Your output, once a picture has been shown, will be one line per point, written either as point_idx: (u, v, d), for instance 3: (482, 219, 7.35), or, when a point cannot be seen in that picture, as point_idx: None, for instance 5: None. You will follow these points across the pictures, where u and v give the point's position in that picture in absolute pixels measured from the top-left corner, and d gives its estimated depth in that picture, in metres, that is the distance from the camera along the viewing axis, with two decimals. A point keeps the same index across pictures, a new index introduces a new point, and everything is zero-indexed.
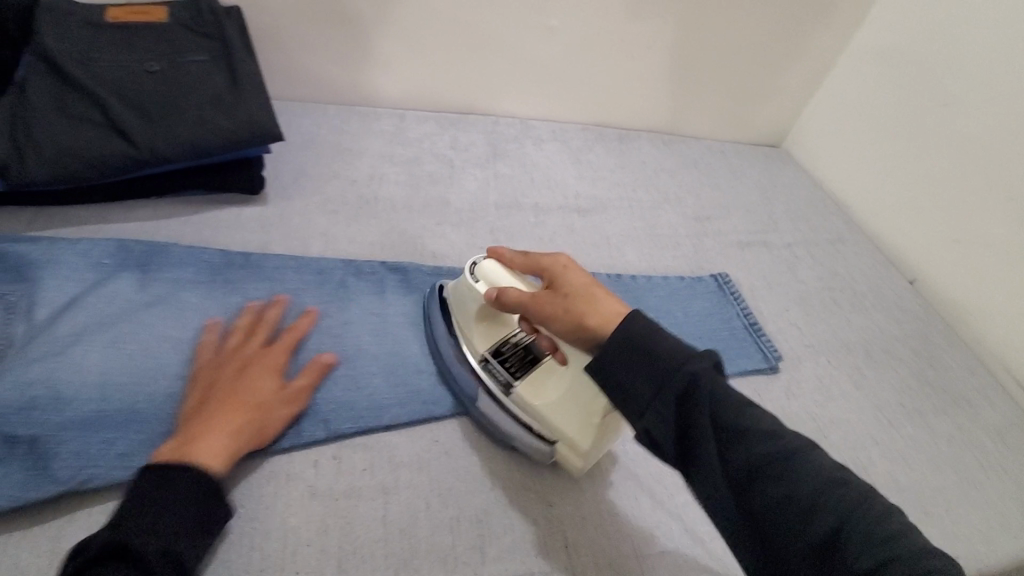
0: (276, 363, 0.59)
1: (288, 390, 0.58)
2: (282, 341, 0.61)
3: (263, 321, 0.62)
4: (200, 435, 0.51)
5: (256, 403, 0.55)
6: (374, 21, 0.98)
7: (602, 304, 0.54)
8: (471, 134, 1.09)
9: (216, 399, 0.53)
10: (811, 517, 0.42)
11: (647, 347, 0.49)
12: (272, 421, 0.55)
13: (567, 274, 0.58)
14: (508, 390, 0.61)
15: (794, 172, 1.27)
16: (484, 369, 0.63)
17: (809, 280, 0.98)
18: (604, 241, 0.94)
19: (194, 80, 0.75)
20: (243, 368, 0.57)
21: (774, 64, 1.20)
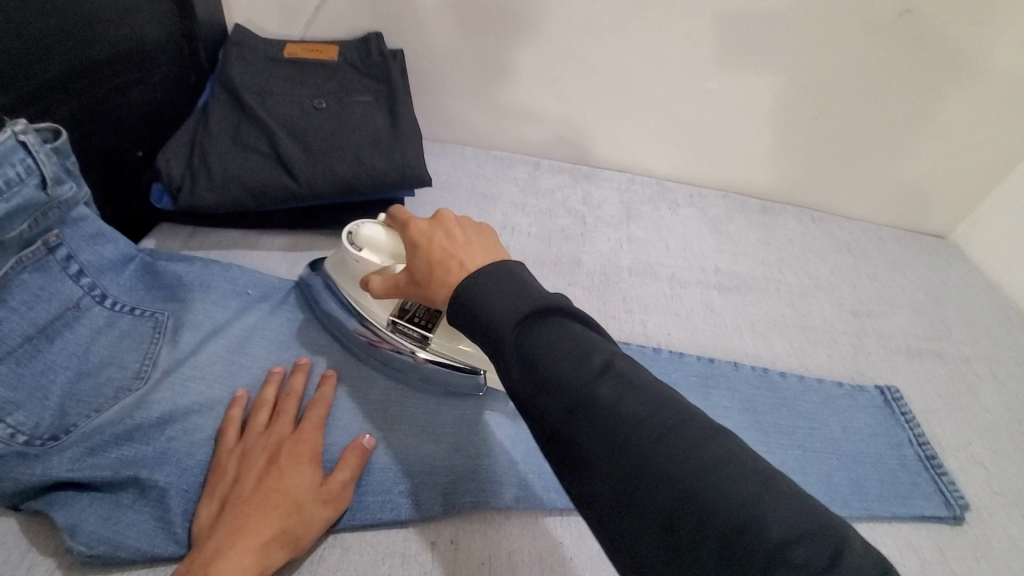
0: (312, 448, 0.51)
1: (329, 481, 0.49)
2: (310, 417, 0.53)
3: (295, 393, 0.55)
4: (230, 548, 0.43)
5: (293, 502, 0.47)
6: (524, 72, 0.97)
7: (441, 278, 0.49)
8: (606, 190, 1.04)
9: (244, 500, 0.46)
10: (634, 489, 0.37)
11: (544, 332, 0.42)
12: (313, 523, 0.47)
13: (430, 242, 0.52)
14: (425, 343, 0.60)
15: (964, 271, 1.10)
16: (392, 333, 0.60)
17: (995, 407, 0.82)
18: (747, 326, 0.84)
19: (356, 120, 0.76)
20: (274, 454, 0.49)
21: (953, 151, 1.06)
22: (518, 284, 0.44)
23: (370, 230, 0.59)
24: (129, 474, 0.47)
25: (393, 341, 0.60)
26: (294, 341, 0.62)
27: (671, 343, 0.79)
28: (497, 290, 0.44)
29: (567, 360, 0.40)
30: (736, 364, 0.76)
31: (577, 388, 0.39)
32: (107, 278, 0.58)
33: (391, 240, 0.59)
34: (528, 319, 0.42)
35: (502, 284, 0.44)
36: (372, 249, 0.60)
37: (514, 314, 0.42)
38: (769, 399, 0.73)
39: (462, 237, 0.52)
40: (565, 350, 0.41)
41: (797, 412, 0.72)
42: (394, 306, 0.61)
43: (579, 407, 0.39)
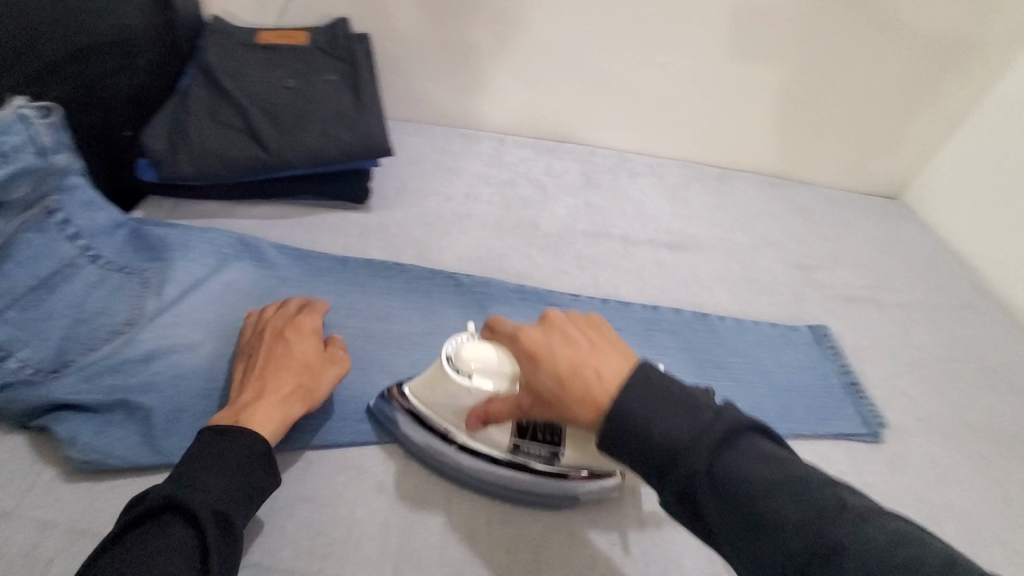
0: (313, 329, 0.60)
1: (326, 352, 0.59)
2: (312, 311, 0.63)
3: (299, 296, 0.65)
4: (249, 400, 0.53)
5: (299, 366, 0.57)
6: (486, 52, 1.04)
7: (577, 395, 0.47)
8: (567, 162, 1.11)
9: (259, 369, 0.56)
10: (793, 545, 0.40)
11: (654, 412, 0.44)
12: (322, 380, 0.57)
13: (552, 351, 0.50)
14: (555, 460, 0.57)
15: (913, 228, 1.16)
16: (517, 457, 0.57)
17: (926, 347, 0.88)
18: (694, 279, 0.91)
19: (323, 97, 0.83)
20: (279, 334, 0.59)
21: (898, 115, 1.12)
22: (670, 398, 0.44)
23: (470, 349, 0.55)
24: (118, 397, 0.55)
25: (518, 462, 0.57)
26: (265, 295, 0.69)
27: (619, 296, 0.85)
28: (651, 402, 0.44)
29: (675, 416, 0.43)
30: (679, 311, 0.83)
31: (675, 437, 0.43)
32: (99, 241, 0.65)
33: (498, 358, 0.54)
34: (638, 387, 0.45)
35: (620, 374, 0.46)
36: (477, 368, 0.54)
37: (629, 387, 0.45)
38: (708, 340, 0.80)
39: (583, 339, 0.50)
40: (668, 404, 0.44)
41: (733, 351, 0.79)
42: (513, 427, 0.56)
43: (671, 451, 0.42)
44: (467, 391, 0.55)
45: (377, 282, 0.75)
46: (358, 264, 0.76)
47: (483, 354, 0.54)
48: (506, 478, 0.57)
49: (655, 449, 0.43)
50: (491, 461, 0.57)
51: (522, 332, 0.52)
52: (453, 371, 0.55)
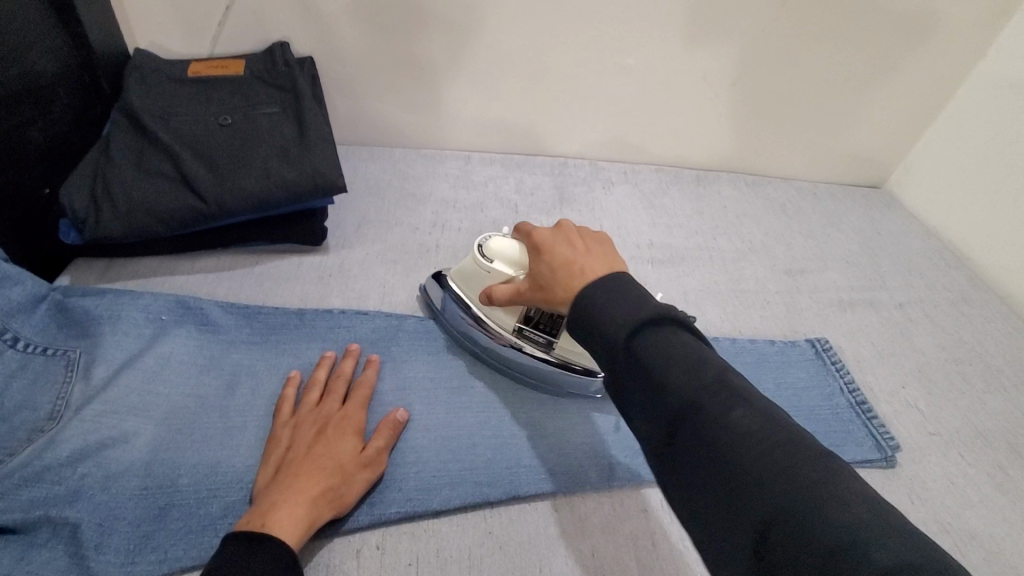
0: (354, 422, 0.56)
1: (366, 452, 0.55)
2: (354, 398, 0.59)
3: (342, 376, 0.61)
4: (282, 500, 0.48)
5: (337, 467, 0.52)
6: (444, 68, 0.97)
7: (563, 279, 0.51)
8: (538, 176, 1.05)
9: (296, 463, 0.51)
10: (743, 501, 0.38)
11: (614, 299, 0.45)
12: (353, 487, 0.52)
13: (554, 247, 0.54)
14: (551, 348, 0.65)
15: (899, 219, 1.12)
16: (520, 339, 0.66)
17: (928, 349, 0.83)
18: (681, 296, 0.85)
19: (265, 133, 0.75)
20: (322, 427, 0.55)
21: (876, 103, 1.08)
22: (640, 294, 0.46)
23: (497, 243, 0.64)
24: (40, 513, 0.47)
25: (520, 343, 0.66)
26: (213, 365, 0.62)
27: None
28: (619, 296, 0.45)
29: (663, 358, 0.42)
30: None
31: (660, 374, 0.42)
32: (16, 321, 0.58)
33: (516, 251, 0.62)
34: (635, 325, 0.43)
35: (617, 292, 0.46)
36: (501, 260, 0.63)
37: (623, 319, 0.44)
38: None
39: (583, 245, 0.54)
40: (658, 344, 0.43)
41: None
42: (519, 314, 0.65)
43: (654, 388, 0.42)
44: (489, 275, 0.65)
45: (339, 336, 0.67)
46: (316, 316, 0.69)
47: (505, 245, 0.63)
48: (509, 354, 0.66)
49: (636, 377, 0.43)
50: (500, 340, 0.66)
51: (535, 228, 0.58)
52: (479, 258, 0.65)
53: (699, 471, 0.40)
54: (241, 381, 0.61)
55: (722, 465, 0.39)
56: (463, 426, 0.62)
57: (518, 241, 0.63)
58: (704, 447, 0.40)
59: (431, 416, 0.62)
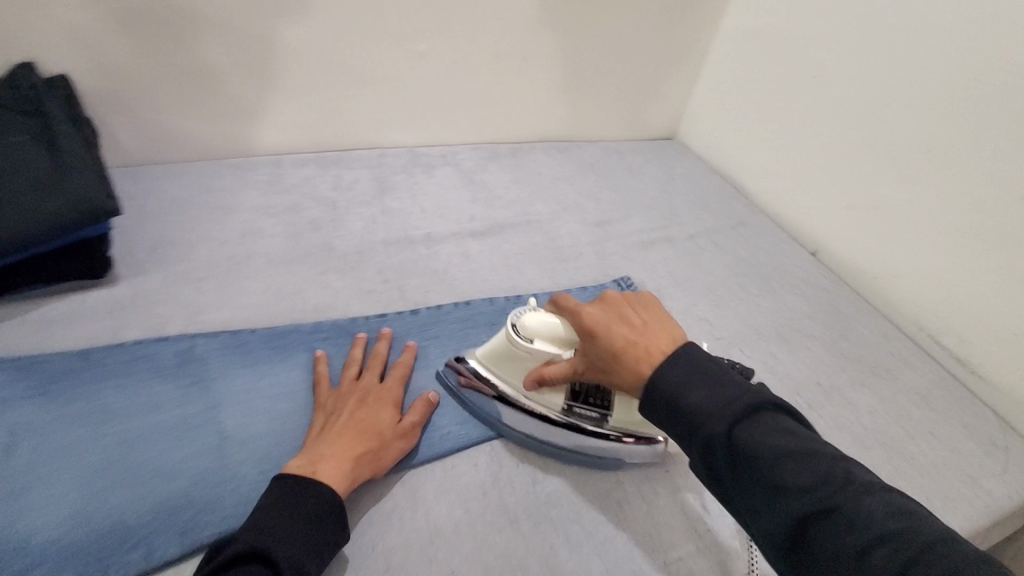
0: (392, 396, 0.64)
1: (403, 423, 0.62)
2: (392, 375, 0.66)
3: (381, 355, 0.68)
4: (326, 458, 0.55)
5: (377, 431, 0.59)
6: (226, 71, 0.92)
7: (631, 364, 0.54)
8: (356, 170, 1.04)
9: (341, 424, 0.58)
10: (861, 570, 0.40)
11: (679, 375, 0.50)
12: (389, 452, 0.59)
13: (610, 328, 0.56)
14: (604, 421, 0.66)
15: (691, 162, 1.27)
16: (571, 417, 0.66)
17: (716, 269, 0.97)
18: (503, 262, 0.91)
19: (10, 165, 0.67)
20: (361, 399, 0.62)
21: (652, 64, 1.21)
22: (709, 371, 0.50)
23: (533, 319, 0.63)
24: None
25: (576, 422, 0.66)
26: None
27: (430, 300, 0.82)
28: (692, 377, 0.50)
29: (766, 440, 0.46)
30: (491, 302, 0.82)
31: (775, 475, 0.44)
32: None
33: (561, 327, 0.62)
34: (729, 413, 0.47)
35: (697, 374, 0.50)
36: (541, 338, 0.63)
37: (726, 410, 0.47)
38: None
39: (639, 321, 0.57)
40: (763, 433, 0.46)
41: None
42: (565, 392, 0.66)
43: (766, 487, 0.45)
44: (530, 357, 0.64)
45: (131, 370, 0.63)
46: (108, 354, 0.64)
47: (544, 323, 0.63)
48: (552, 438, 0.66)
49: (746, 481, 0.46)
50: (548, 423, 0.66)
51: (615, 297, 0.59)
52: (515, 338, 0.64)
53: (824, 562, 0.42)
54: (20, 441, 0.56)
55: (834, 539, 0.42)
56: (285, 427, 0.61)
57: (560, 318, 0.62)
58: (845, 560, 0.41)
59: (249, 427, 0.61)
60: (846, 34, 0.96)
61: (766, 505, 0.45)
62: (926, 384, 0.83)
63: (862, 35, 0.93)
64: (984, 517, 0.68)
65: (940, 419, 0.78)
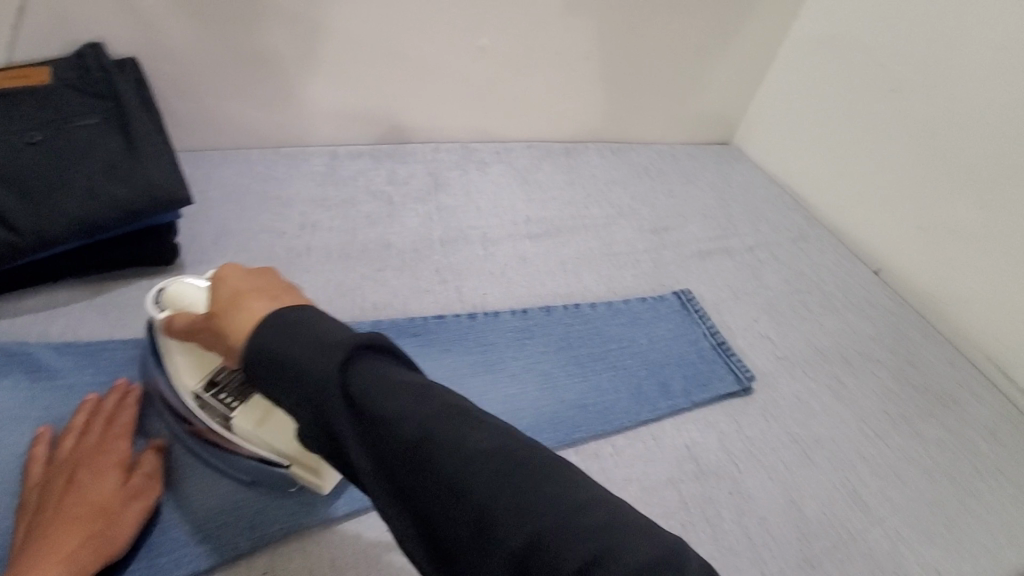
0: (112, 456, 0.55)
1: (132, 483, 0.53)
2: (110, 433, 0.56)
3: (107, 412, 0.58)
4: (30, 564, 0.46)
5: (99, 508, 0.50)
6: (291, 61, 0.92)
7: (233, 312, 0.45)
8: (411, 165, 1.04)
9: (47, 519, 0.49)
10: (485, 535, 0.34)
11: (277, 332, 0.40)
12: (123, 523, 0.51)
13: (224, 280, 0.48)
14: (227, 424, 0.55)
15: (747, 170, 1.23)
16: (197, 410, 0.56)
17: (775, 284, 0.94)
18: (559, 267, 0.89)
19: (85, 148, 0.68)
20: (73, 473, 0.52)
21: (712, 68, 1.17)
22: (299, 326, 0.40)
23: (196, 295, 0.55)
24: None
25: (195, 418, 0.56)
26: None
27: (487, 304, 0.81)
28: (286, 333, 0.40)
29: (390, 398, 0.37)
30: (548, 309, 0.80)
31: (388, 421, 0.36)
32: None
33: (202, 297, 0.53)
34: (330, 370, 0.37)
35: (296, 329, 0.40)
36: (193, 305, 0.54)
37: (311, 356, 0.38)
38: (583, 331, 0.79)
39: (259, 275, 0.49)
40: (378, 386, 0.37)
41: (608, 338, 0.79)
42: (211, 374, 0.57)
43: (394, 448, 0.36)
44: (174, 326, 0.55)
45: (142, 376, 0.63)
46: None
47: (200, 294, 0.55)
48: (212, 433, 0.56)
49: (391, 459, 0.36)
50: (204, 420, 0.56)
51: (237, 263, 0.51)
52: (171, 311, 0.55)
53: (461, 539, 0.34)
54: None
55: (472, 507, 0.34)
56: None
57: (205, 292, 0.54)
58: (472, 531, 0.34)
59: None
60: (930, 48, 0.92)
61: (400, 468, 0.36)
62: (994, 418, 0.80)
63: (953, 50, 0.89)
64: None
65: (1012, 457, 0.75)
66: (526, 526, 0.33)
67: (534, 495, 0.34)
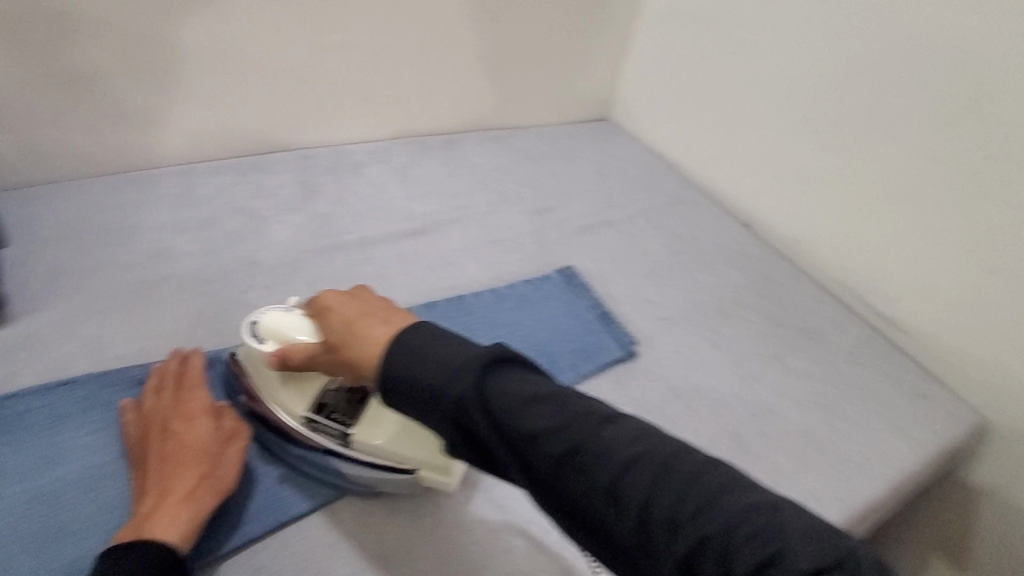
0: (199, 406, 0.60)
1: (223, 425, 0.60)
2: (165, 391, 0.61)
3: (174, 372, 0.63)
4: (162, 508, 0.53)
5: (200, 449, 0.57)
6: (118, 76, 0.83)
7: (353, 341, 0.52)
8: (278, 174, 0.98)
9: (185, 454, 0.56)
10: (666, 530, 0.40)
11: (406, 355, 0.47)
12: (227, 460, 0.57)
13: (342, 312, 0.55)
14: (348, 441, 0.60)
15: (626, 142, 1.27)
16: (311, 433, 0.61)
17: (656, 249, 0.97)
18: (442, 260, 0.88)
19: None
20: (169, 421, 0.58)
21: (579, 46, 1.19)
22: (415, 349, 0.47)
23: (272, 318, 0.61)
24: None
25: (309, 441, 0.61)
26: None
27: None
28: (410, 356, 0.47)
29: (514, 417, 0.43)
30: (431, 305, 0.79)
31: (540, 431, 0.43)
32: None
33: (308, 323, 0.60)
34: (459, 381, 0.45)
35: (413, 355, 0.47)
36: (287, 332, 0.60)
37: (449, 375, 0.45)
38: (468, 322, 0.78)
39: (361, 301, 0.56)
40: (514, 397, 0.44)
41: (494, 326, 0.78)
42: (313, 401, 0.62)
43: (563, 459, 0.43)
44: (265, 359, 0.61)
45: None
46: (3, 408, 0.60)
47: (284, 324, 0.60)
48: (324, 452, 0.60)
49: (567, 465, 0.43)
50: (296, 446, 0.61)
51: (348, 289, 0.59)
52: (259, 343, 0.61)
53: (641, 535, 0.41)
54: None
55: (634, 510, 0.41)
56: None
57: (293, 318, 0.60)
58: (633, 529, 0.41)
59: None
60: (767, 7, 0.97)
61: (565, 476, 0.43)
62: (857, 344, 0.87)
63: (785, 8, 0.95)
64: (912, 462, 0.73)
65: (874, 377, 0.82)
66: (694, 520, 0.40)
67: (693, 494, 0.41)
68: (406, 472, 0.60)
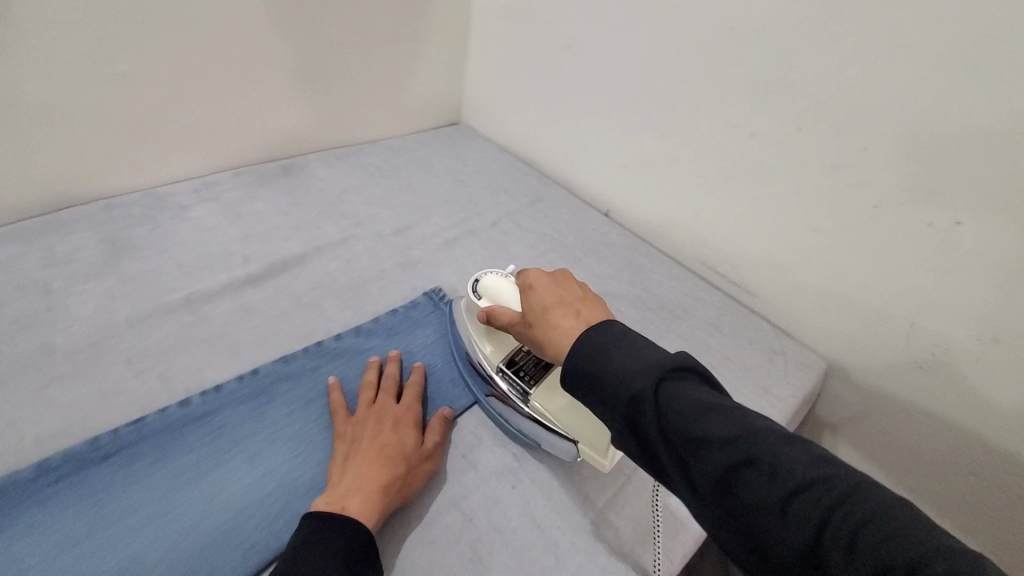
0: (413, 418, 0.64)
1: (426, 444, 0.62)
2: (405, 397, 0.66)
3: (392, 378, 0.68)
4: (357, 491, 0.54)
5: (402, 455, 0.59)
6: None
7: (547, 328, 0.58)
8: (74, 235, 0.82)
9: (366, 451, 0.58)
10: (812, 545, 0.36)
11: (601, 338, 0.51)
12: (416, 478, 0.59)
13: (541, 294, 0.61)
14: (526, 397, 0.66)
15: (479, 145, 1.24)
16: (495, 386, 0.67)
17: (522, 253, 0.96)
18: (294, 304, 0.79)
19: None
20: (387, 421, 0.62)
21: (415, 51, 1.13)
22: (616, 335, 0.51)
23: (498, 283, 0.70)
24: None
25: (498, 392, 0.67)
26: None
27: (209, 379, 0.68)
28: (610, 340, 0.51)
29: (701, 411, 0.43)
30: (287, 358, 0.70)
31: (691, 432, 0.42)
32: None
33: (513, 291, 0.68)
34: (654, 372, 0.46)
35: (606, 343, 0.50)
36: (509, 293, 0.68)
37: (633, 372, 0.47)
38: (333, 369, 0.70)
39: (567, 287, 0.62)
40: (682, 395, 0.45)
41: (362, 369, 0.71)
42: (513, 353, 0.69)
43: (725, 458, 0.41)
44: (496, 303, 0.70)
45: None
46: None
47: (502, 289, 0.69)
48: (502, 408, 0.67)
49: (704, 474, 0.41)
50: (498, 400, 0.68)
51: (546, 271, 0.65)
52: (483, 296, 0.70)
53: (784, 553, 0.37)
54: None
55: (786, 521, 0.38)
56: None
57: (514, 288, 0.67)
58: (786, 543, 0.37)
59: None
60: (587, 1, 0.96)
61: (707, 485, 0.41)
62: (718, 315, 0.92)
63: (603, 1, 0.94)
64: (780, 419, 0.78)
65: (737, 344, 0.88)
66: (839, 533, 0.36)
67: (832, 503, 0.37)
68: (571, 441, 0.63)
